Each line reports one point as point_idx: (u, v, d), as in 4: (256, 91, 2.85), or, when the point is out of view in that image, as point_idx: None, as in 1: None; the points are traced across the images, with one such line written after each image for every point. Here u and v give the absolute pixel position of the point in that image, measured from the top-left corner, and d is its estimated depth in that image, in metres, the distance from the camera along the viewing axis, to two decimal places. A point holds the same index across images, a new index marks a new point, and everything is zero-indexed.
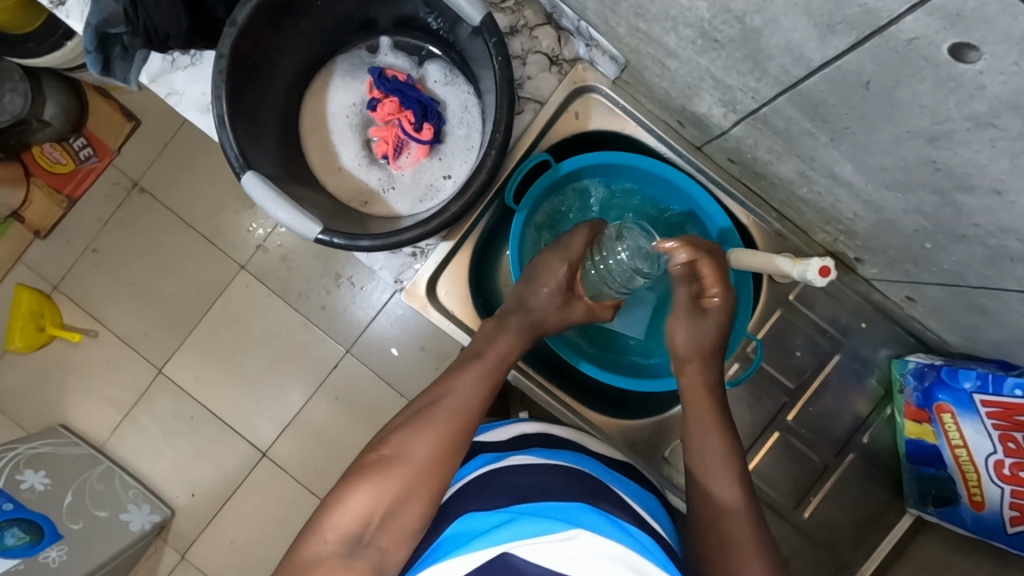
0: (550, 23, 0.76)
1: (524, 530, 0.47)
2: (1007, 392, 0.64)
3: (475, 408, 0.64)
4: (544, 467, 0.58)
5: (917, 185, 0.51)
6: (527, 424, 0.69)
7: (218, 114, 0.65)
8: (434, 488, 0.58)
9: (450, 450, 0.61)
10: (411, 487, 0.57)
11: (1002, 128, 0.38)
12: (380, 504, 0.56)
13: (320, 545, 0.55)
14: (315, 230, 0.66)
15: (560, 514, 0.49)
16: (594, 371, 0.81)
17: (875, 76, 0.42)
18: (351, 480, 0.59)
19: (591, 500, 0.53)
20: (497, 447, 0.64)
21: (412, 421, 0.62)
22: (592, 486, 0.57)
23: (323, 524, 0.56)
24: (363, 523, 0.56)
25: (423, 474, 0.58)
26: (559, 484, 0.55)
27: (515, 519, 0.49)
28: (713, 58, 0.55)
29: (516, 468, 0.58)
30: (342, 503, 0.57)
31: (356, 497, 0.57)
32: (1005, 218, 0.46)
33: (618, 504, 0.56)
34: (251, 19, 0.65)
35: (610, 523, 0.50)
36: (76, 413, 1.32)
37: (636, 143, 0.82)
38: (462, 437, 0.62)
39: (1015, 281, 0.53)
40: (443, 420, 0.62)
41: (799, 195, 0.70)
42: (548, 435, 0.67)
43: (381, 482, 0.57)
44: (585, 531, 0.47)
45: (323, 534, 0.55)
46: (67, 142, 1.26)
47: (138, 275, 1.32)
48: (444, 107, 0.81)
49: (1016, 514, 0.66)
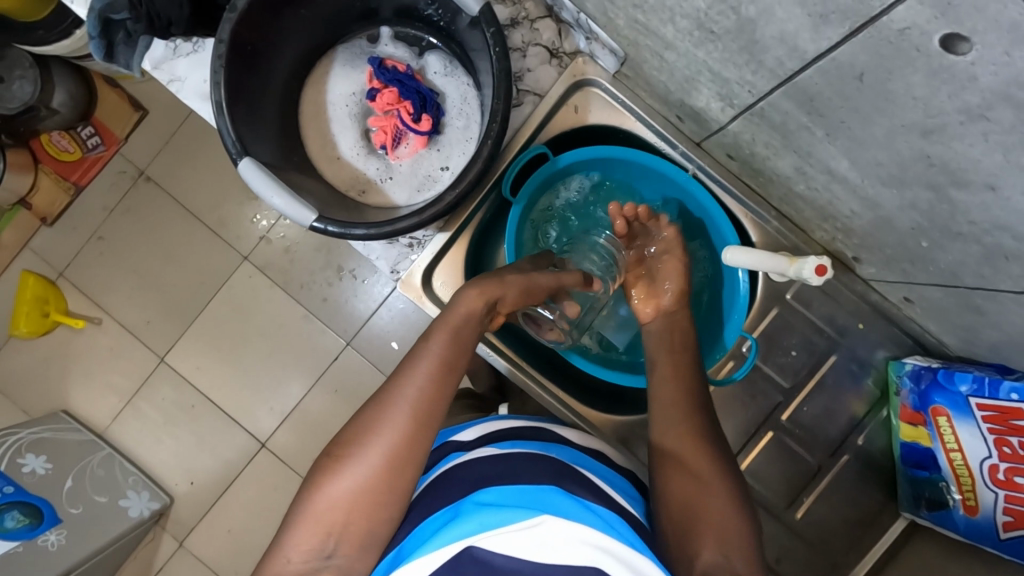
0: (551, 16, 0.76)
1: (491, 520, 0.47)
2: (1003, 396, 0.64)
3: (436, 399, 0.59)
4: (513, 457, 0.59)
5: (912, 180, 0.50)
6: (502, 419, 0.69)
7: (216, 101, 0.65)
8: (397, 493, 0.56)
9: (411, 449, 0.57)
10: (371, 495, 0.55)
11: (994, 121, 0.38)
12: (340, 517, 0.54)
13: (285, 564, 0.53)
14: (310, 217, 0.67)
15: (526, 501, 0.50)
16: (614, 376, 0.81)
17: (868, 67, 0.42)
18: (309, 492, 0.56)
19: (556, 483, 0.54)
20: (471, 442, 0.64)
21: (367, 421, 0.58)
22: (558, 470, 0.57)
23: (285, 543, 0.54)
24: (324, 538, 0.54)
25: (384, 480, 0.55)
26: (526, 470, 0.56)
27: (480, 509, 0.49)
28: (710, 50, 0.55)
29: (484, 461, 0.58)
30: (302, 519, 0.54)
31: (316, 512, 0.54)
32: (1000, 215, 0.46)
33: (588, 489, 0.56)
34: (251, 5, 0.65)
35: (574, 504, 0.50)
36: (79, 399, 1.33)
37: (634, 138, 0.82)
38: (422, 433, 0.58)
39: (1011, 280, 0.53)
40: (400, 420, 0.57)
41: (796, 191, 0.69)
42: (519, 428, 0.67)
43: (341, 495, 0.55)
44: (548, 516, 0.47)
45: (286, 554, 0.54)
46: (75, 131, 1.28)
47: (142, 264, 1.33)
48: (443, 98, 0.81)
49: (1009, 520, 0.66)
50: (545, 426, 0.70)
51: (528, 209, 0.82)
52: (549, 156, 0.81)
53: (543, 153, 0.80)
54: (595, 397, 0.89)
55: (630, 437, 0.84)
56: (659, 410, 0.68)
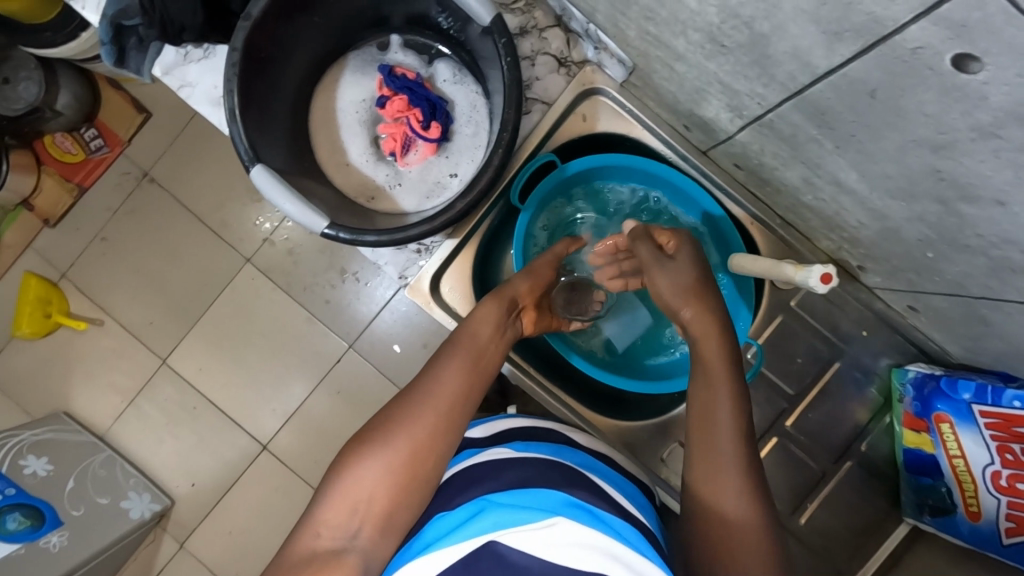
0: (560, 25, 0.77)
1: (506, 519, 0.49)
2: (1006, 403, 0.64)
3: (464, 394, 0.61)
4: (526, 460, 0.60)
5: (921, 194, 0.51)
6: (512, 418, 0.71)
7: (229, 108, 0.66)
8: (424, 479, 0.56)
9: (438, 436, 0.58)
10: (399, 476, 0.55)
11: (1006, 138, 0.38)
12: (367, 496, 0.54)
13: (312, 542, 0.52)
14: (322, 224, 0.67)
15: (541, 504, 0.51)
16: (620, 381, 0.81)
17: (881, 84, 0.42)
18: (339, 470, 0.56)
19: (568, 489, 0.55)
20: (481, 442, 0.65)
21: (399, 407, 0.59)
22: (571, 477, 0.58)
23: (312, 520, 0.54)
24: (351, 515, 0.53)
25: (412, 463, 0.56)
26: (538, 475, 0.57)
27: (496, 508, 0.50)
28: (722, 63, 0.56)
29: (498, 463, 0.59)
30: (330, 495, 0.55)
31: (346, 488, 0.54)
32: (1007, 229, 0.46)
33: (597, 493, 0.57)
34: (266, 13, 0.65)
35: (589, 513, 0.51)
36: (80, 400, 1.33)
37: (643, 147, 0.82)
38: (453, 422, 0.59)
39: (1016, 292, 0.53)
40: (430, 410, 0.59)
41: (803, 202, 0.70)
42: (532, 428, 0.69)
43: (370, 475, 0.55)
44: (565, 519, 0.49)
45: (313, 529, 0.53)
46: (78, 133, 1.28)
47: (145, 263, 1.33)
48: (452, 105, 0.82)
49: (1012, 526, 0.66)
50: (546, 424, 0.71)
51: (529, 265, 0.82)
52: (557, 163, 0.82)
53: (551, 161, 0.81)
54: (600, 402, 0.89)
55: (634, 441, 0.85)
56: (704, 434, 0.61)
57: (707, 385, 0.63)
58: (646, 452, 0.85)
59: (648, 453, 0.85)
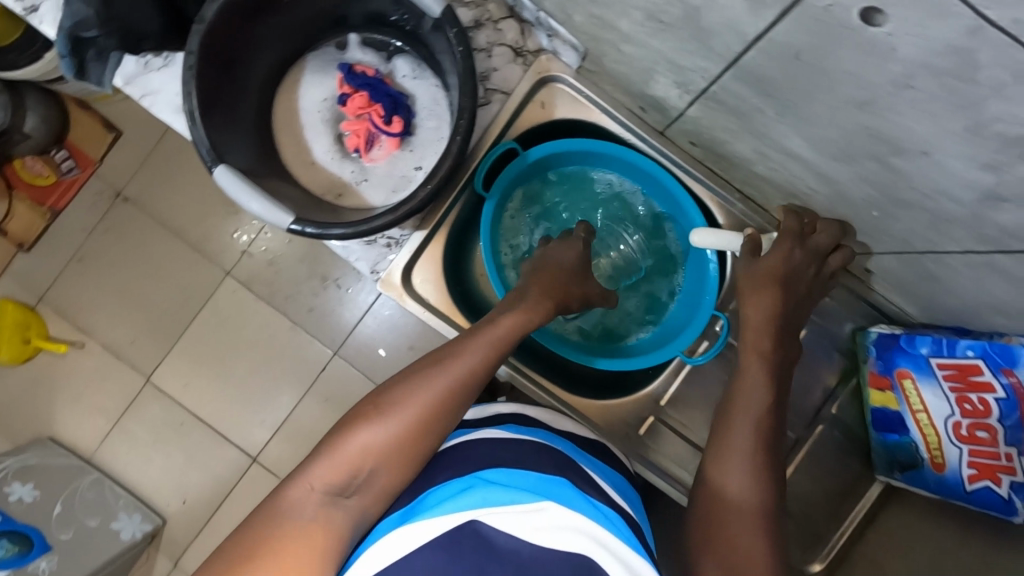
0: (513, 16, 0.79)
1: (494, 498, 0.50)
2: (960, 354, 0.68)
3: (477, 378, 0.62)
4: (515, 442, 0.61)
5: (859, 153, 0.52)
6: (500, 405, 0.72)
7: (188, 110, 0.66)
8: (421, 457, 0.57)
9: (444, 416, 0.59)
10: (400, 449, 0.56)
11: (919, 89, 0.40)
12: (366, 462, 0.55)
13: (303, 491, 0.54)
14: (287, 220, 0.68)
15: (534, 487, 0.53)
16: (610, 364, 0.83)
17: (805, 47, 0.44)
18: (345, 428, 0.57)
19: (561, 475, 0.57)
20: (474, 422, 0.68)
21: (414, 379, 0.60)
22: (561, 462, 0.60)
23: (308, 470, 0.55)
24: (348, 476, 0.54)
25: (414, 436, 0.57)
26: (529, 457, 0.58)
27: (485, 486, 0.52)
28: (664, 40, 0.58)
29: (486, 443, 0.60)
30: (331, 450, 0.56)
31: (346, 447, 0.56)
32: (938, 180, 0.48)
33: (585, 479, 0.60)
34: (220, 15, 0.66)
35: (580, 498, 0.53)
36: (65, 424, 1.32)
37: (602, 131, 0.84)
38: (461, 404, 0.60)
39: (955, 243, 0.55)
40: (442, 388, 0.60)
41: (757, 172, 0.72)
42: (520, 414, 0.70)
43: (372, 440, 0.56)
44: (553, 504, 0.50)
45: (307, 480, 0.54)
46: (49, 155, 1.27)
47: (125, 283, 1.33)
48: (413, 100, 0.83)
49: (974, 473, 0.69)
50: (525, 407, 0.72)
51: (496, 263, 0.85)
52: (519, 151, 0.83)
53: (513, 148, 0.83)
54: (580, 385, 0.89)
55: (613, 420, 0.86)
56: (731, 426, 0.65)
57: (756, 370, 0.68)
58: (625, 430, 0.85)
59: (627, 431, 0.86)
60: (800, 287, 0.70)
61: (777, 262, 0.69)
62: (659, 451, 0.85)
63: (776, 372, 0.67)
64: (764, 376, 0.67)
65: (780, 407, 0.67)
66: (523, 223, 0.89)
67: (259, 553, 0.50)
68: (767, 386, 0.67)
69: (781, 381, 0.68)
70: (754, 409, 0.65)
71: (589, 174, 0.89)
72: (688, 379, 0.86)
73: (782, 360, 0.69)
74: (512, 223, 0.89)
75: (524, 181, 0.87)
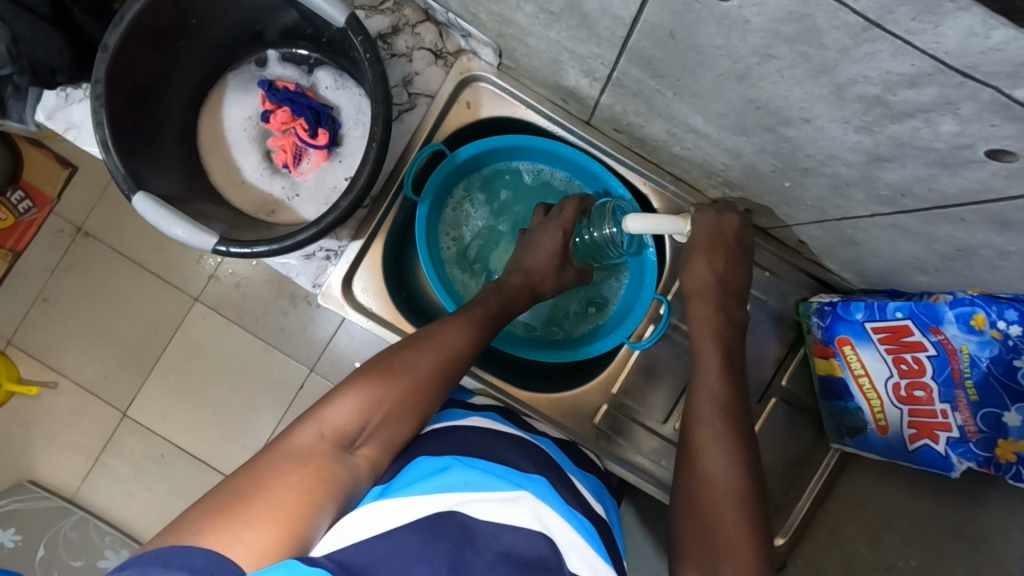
0: (429, 19, 0.79)
1: (476, 485, 0.54)
2: (891, 316, 0.68)
3: (471, 351, 0.68)
4: (500, 436, 0.66)
5: (753, 126, 0.53)
6: (482, 398, 0.79)
7: (100, 139, 0.65)
8: (415, 420, 0.61)
9: (442, 382, 0.64)
10: (400, 410, 0.60)
11: (779, 57, 0.40)
12: (371, 418, 0.58)
13: (312, 437, 0.55)
14: (212, 241, 0.67)
15: (511, 477, 0.57)
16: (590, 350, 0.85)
17: (674, 25, 0.44)
18: (352, 384, 0.60)
19: (541, 473, 0.61)
20: (466, 406, 0.72)
21: (417, 345, 0.65)
22: (543, 463, 0.64)
23: (314, 419, 0.56)
24: (352, 430, 0.57)
25: (415, 398, 0.61)
26: (512, 454, 0.62)
27: (468, 473, 0.56)
28: (558, 30, 0.58)
29: (472, 430, 0.65)
30: (338, 403, 0.58)
31: (355, 399, 0.58)
32: (826, 144, 0.49)
33: (564, 482, 0.64)
34: (123, 43, 0.66)
35: (554, 496, 0.57)
36: (44, 466, 1.27)
37: (529, 125, 0.85)
38: (456, 375, 0.66)
39: (862, 207, 0.56)
40: (443, 355, 0.65)
41: (677, 153, 0.72)
42: (507, 411, 0.77)
43: (378, 394, 0.59)
44: (529, 495, 0.54)
45: (315, 429, 0.56)
46: (5, 197, 1.25)
47: (92, 318, 1.29)
48: (338, 110, 0.83)
49: (914, 432, 0.69)
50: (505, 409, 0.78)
51: (434, 262, 0.85)
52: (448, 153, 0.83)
53: (441, 150, 0.83)
54: (530, 378, 0.89)
55: (565, 411, 0.86)
56: (700, 388, 0.68)
57: (714, 342, 0.71)
58: (579, 419, 0.85)
59: (583, 421, 0.86)
60: (732, 256, 0.74)
61: (704, 233, 0.73)
62: (616, 438, 0.85)
63: (727, 347, 0.71)
64: (714, 342, 0.71)
65: (738, 381, 0.69)
66: (458, 216, 0.89)
67: (260, 491, 0.50)
68: (718, 352, 0.70)
69: (738, 376, 0.69)
70: (718, 366, 0.69)
71: (522, 168, 0.89)
72: (639, 364, 0.86)
73: (728, 326, 0.72)
74: (449, 217, 0.89)
75: (460, 178, 0.87)
